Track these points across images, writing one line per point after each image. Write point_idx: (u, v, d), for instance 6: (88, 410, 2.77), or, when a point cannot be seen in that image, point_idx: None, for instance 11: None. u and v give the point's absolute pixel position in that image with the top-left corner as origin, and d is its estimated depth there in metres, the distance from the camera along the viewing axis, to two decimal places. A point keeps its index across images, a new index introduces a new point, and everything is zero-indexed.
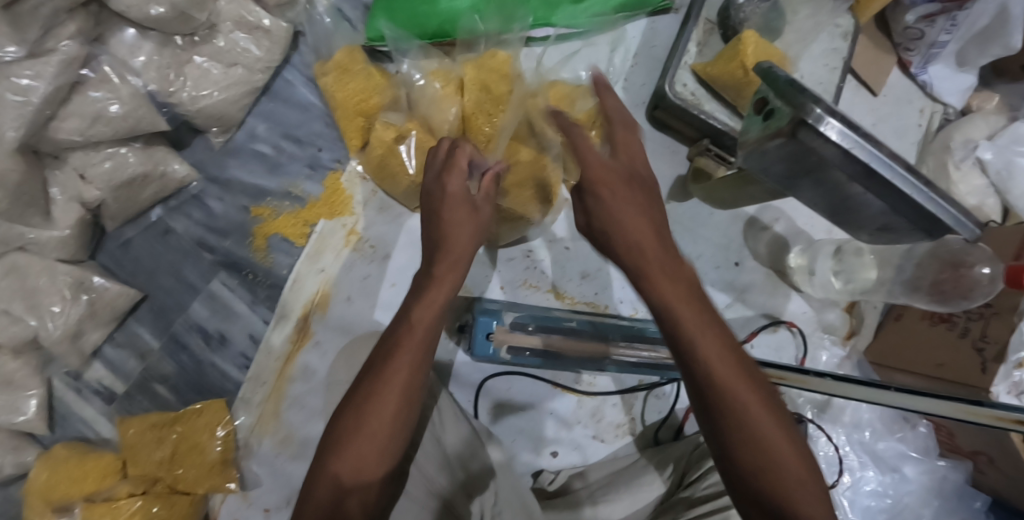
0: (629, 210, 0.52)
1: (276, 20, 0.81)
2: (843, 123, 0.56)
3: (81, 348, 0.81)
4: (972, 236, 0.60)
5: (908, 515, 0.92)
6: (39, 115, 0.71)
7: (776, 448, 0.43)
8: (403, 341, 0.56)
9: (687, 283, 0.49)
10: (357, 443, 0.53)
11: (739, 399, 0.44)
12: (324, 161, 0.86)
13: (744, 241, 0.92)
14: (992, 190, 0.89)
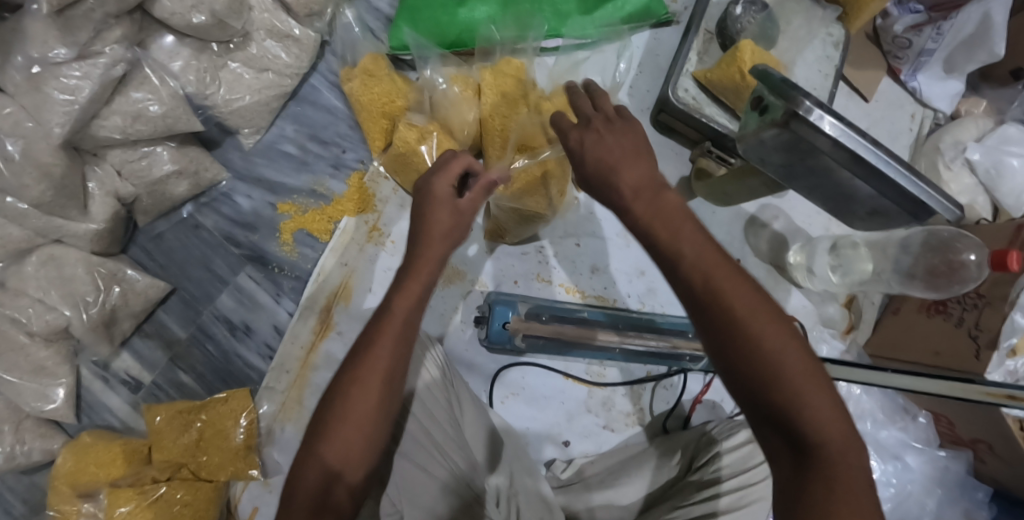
0: (609, 151, 0.56)
1: (305, 29, 0.87)
2: (833, 116, 0.60)
3: (112, 337, 0.84)
4: (954, 217, 0.62)
5: (912, 504, 0.98)
6: (84, 113, 0.75)
7: (772, 350, 0.46)
8: (383, 331, 0.59)
9: (680, 215, 0.51)
10: (341, 435, 0.57)
11: (731, 306, 0.47)
12: (348, 162, 0.91)
13: (745, 238, 0.97)
14: (981, 189, 0.97)
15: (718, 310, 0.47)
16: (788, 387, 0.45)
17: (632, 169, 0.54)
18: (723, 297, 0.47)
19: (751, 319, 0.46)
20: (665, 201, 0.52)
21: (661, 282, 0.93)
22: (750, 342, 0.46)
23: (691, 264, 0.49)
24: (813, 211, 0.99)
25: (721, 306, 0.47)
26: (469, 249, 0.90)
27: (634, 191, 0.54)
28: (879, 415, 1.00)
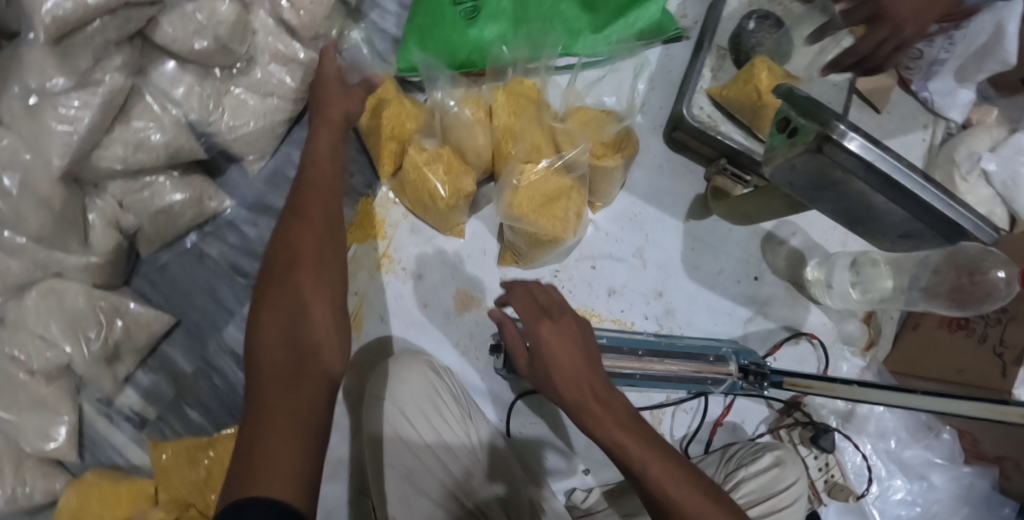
0: (565, 351, 0.56)
1: (310, 52, 0.84)
2: (865, 137, 0.58)
3: (114, 373, 0.82)
4: (991, 240, 0.61)
5: None
6: (85, 143, 0.73)
7: None
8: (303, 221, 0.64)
9: (633, 424, 0.55)
10: (287, 315, 0.57)
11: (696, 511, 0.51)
12: (357, 188, 0.87)
13: (762, 256, 0.95)
14: (998, 200, 0.97)
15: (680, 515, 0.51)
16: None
17: (586, 373, 0.56)
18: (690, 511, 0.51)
19: None
20: (620, 408, 0.56)
21: (679, 302, 0.91)
22: None
23: (654, 477, 0.52)
24: (829, 226, 0.97)
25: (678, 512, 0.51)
26: (483, 274, 0.88)
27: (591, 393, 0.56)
28: (903, 434, 0.97)
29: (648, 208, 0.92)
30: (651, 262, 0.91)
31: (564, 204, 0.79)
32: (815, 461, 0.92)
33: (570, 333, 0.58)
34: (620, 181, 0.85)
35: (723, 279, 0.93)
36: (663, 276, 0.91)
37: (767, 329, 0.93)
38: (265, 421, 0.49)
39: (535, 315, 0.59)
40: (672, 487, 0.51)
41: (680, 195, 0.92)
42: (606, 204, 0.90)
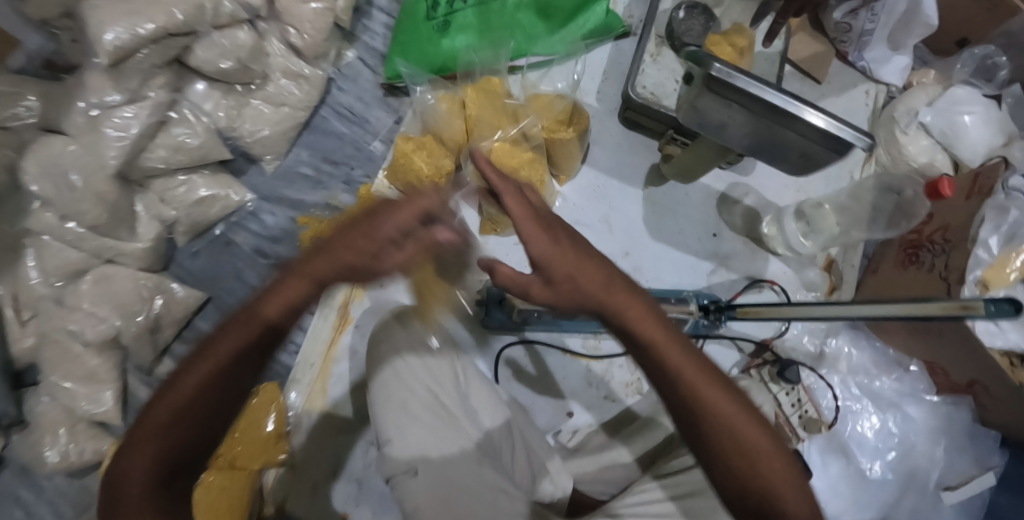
0: (589, 274, 0.58)
1: (313, 69, 1.01)
2: (739, 69, 0.69)
3: (155, 343, 0.95)
4: (867, 145, 0.68)
5: (914, 452, 1.03)
6: (136, 147, 0.90)
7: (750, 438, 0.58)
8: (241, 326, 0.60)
9: (671, 337, 0.59)
10: (168, 409, 0.57)
11: (722, 412, 0.57)
12: (357, 177, 1.03)
13: (719, 216, 1.05)
14: (939, 147, 1.08)
15: (700, 403, 0.58)
16: (758, 466, 0.57)
17: (615, 295, 0.59)
18: (717, 414, 0.57)
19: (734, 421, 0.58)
20: (649, 319, 0.59)
21: (645, 260, 1.01)
22: (738, 440, 0.57)
23: (693, 388, 0.58)
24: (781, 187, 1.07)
25: (697, 399, 0.58)
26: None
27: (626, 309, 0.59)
28: (873, 369, 1.05)
29: (610, 180, 1.03)
30: (618, 228, 1.01)
31: (523, 173, 0.91)
32: (787, 397, 0.99)
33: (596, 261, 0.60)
34: (579, 153, 0.98)
35: (684, 239, 1.02)
36: (630, 239, 1.01)
37: (730, 280, 1.02)
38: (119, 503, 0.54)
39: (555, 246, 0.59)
40: (701, 386, 0.58)
41: (638, 166, 1.04)
42: (572, 177, 1.02)
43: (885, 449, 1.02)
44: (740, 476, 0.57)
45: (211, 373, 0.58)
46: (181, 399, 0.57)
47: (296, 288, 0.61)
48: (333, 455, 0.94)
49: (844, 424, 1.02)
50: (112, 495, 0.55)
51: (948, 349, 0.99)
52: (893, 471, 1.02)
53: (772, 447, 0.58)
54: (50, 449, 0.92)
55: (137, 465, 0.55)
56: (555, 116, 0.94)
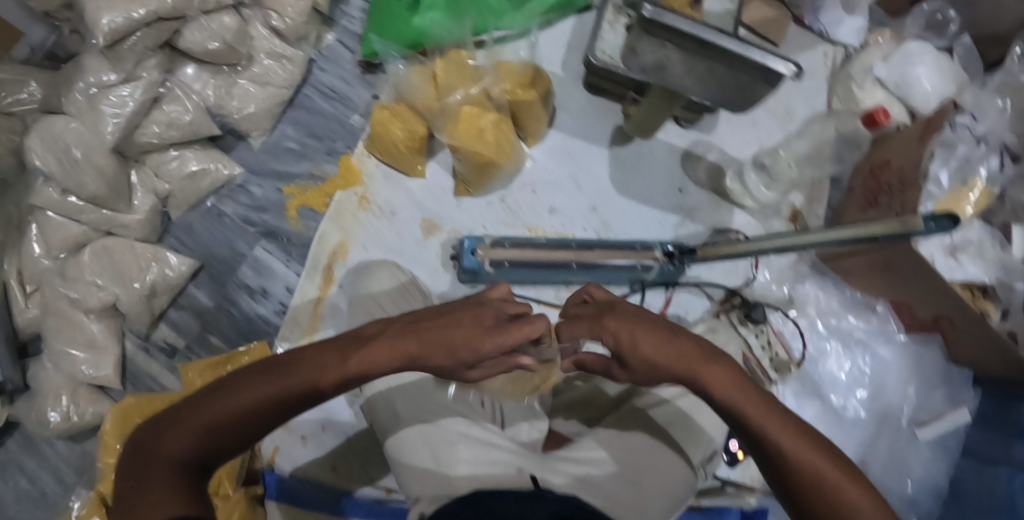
0: (643, 335, 0.63)
1: (295, 50, 1.08)
2: (673, 13, 0.73)
3: (152, 309, 1.01)
4: (787, 70, 0.72)
5: (885, 389, 1.06)
6: (131, 123, 0.97)
7: (847, 494, 0.57)
8: (318, 366, 0.61)
9: (747, 387, 0.62)
10: (216, 409, 0.59)
11: (812, 464, 0.58)
12: (339, 149, 1.08)
13: (684, 171, 1.10)
14: (896, 100, 1.11)
15: (795, 468, 0.59)
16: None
17: (675, 348, 0.63)
18: (804, 463, 0.58)
19: (825, 474, 0.58)
20: (734, 386, 0.61)
21: (612, 216, 1.06)
22: (832, 493, 0.57)
23: (779, 440, 0.59)
24: (744, 143, 1.13)
25: (790, 463, 0.59)
26: (443, 205, 1.05)
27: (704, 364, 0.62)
28: (841, 311, 1.09)
29: (577, 141, 1.09)
30: (586, 186, 1.07)
31: (490, 132, 0.96)
32: (756, 339, 1.03)
33: (661, 329, 0.64)
34: (544, 115, 1.03)
35: (652, 194, 1.08)
36: (598, 196, 1.07)
37: (696, 231, 1.07)
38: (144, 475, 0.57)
39: (619, 321, 0.64)
40: (785, 440, 0.59)
41: (603, 129, 1.10)
42: (540, 140, 1.08)
43: (855, 387, 1.06)
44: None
45: (276, 389, 0.60)
46: (239, 402, 0.59)
47: (380, 344, 0.62)
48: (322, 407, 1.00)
49: (814, 364, 1.06)
50: (141, 458, 0.58)
51: (913, 286, 0.99)
52: (866, 410, 1.06)
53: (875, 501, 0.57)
54: (52, 410, 0.95)
55: (172, 444, 0.58)
56: (518, 79, 1.00)
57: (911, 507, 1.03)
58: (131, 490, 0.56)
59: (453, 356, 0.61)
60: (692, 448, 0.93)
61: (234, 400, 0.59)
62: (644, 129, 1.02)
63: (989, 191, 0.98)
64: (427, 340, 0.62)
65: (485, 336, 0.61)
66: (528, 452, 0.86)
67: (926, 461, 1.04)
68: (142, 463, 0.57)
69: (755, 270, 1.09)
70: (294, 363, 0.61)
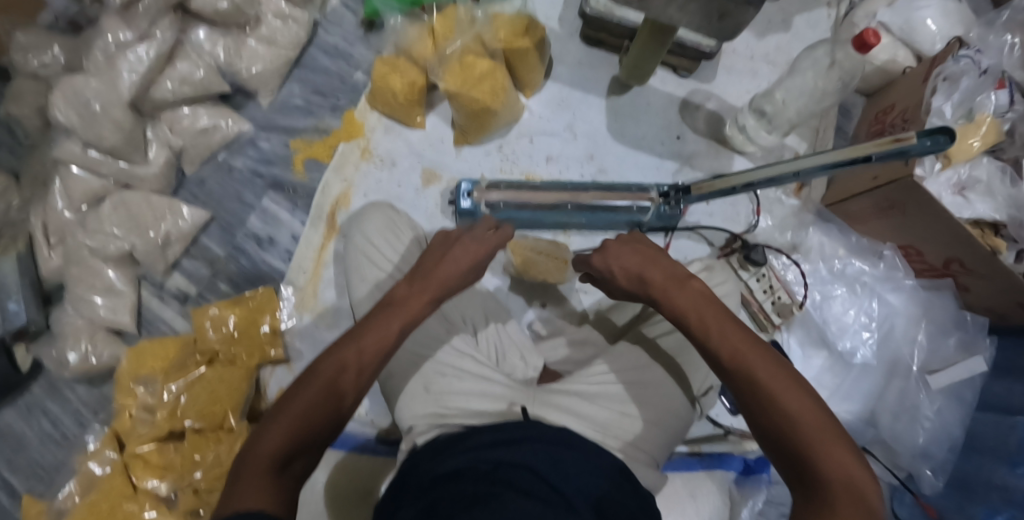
0: (629, 257, 0.73)
1: (300, 11, 1.13)
2: None
3: (166, 258, 1.06)
4: None
5: (896, 335, 1.03)
6: (146, 79, 1.01)
7: (786, 402, 0.59)
8: (368, 325, 0.68)
9: (710, 303, 0.67)
10: (303, 398, 0.61)
11: (756, 372, 0.60)
12: (342, 105, 1.14)
13: (682, 121, 1.13)
14: (901, 45, 1.06)
15: (744, 381, 0.61)
16: (807, 431, 0.57)
17: (658, 272, 0.71)
18: (750, 369, 0.61)
19: (772, 385, 0.59)
20: (699, 309, 0.67)
21: (608, 162, 1.11)
22: (773, 400, 0.59)
23: (727, 346, 0.63)
24: (741, 93, 1.15)
25: (745, 381, 0.61)
26: (443, 154, 1.12)
27: (673, 282, 0.70)
28: (849, 256, 1.07)
29: (572, 92, 1.14)
30: (581, 134, 1.13)
31: (486, 78, 1.00)
32: (757, 283, 1.02)
33: (643, 253, 0.73)
34: (539, 61, 1.06)
35: (648, 141, 1.12)
36: (593, 143, 1.12)
37: (693, 177, 1.11)
38: (246, 468, 0.57)
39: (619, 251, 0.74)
40: (733, 347, 0.62)
41: (599, 78, 1.15)
42: (537, 92, 1.14)
43: (863, 333, 1.03)
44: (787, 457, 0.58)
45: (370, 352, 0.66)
46: (321, 386, 0.62)
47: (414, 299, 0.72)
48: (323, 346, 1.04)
49: (819, 311, 1.05)
50: (242, 459, 0.58)
51: (919, 226, 0.96)
52: (876, 358, 1.04)
53: (821, 423, 0.57)
54: (72, 351, 0.99)
55: (266, 440, 0.58)
56: (513, 27, 1.02)
57: (923, 458, 0.99)
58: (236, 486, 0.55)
59: (453, 287, 0.76)
60: (690, 381, 0.90)
61: (309, 385, 0.62)
62: (636, 76, 1.08)
63: (997, 124, 0.95)
64: (446, 273, 0.75)
65: (463, 262, 0.76)
66: (522, 386, 0.87)
67: (939, 410, 1.00)
68: (244, 461, 0.58)
69: (756, 217, 1.09)
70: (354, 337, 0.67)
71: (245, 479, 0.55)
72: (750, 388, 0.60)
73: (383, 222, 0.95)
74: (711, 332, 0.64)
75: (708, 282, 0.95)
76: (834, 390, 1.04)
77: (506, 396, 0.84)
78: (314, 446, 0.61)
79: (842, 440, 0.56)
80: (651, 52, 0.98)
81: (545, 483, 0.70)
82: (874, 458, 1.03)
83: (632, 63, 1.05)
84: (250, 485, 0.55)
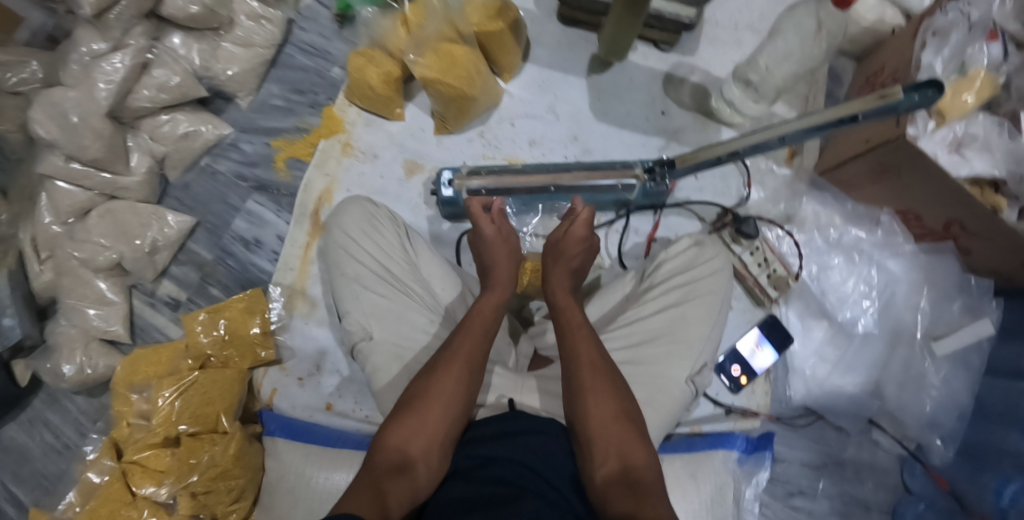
0: (563, 245, 0.86)
1: (274, 10, 1.13)
2: None
3: (155, 265, 1.06)
4: None
5: (897, 302, 1.00)
6: (123, 88, 1.01)
7: (610, 404, 0.73)
8: (468, 329, 0.78)
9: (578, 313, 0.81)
10: (418, 409, 0.71)
11: (597, 375, 0.74)
12: (322, 101, 1.14)
13: (666, 95, 1.11)
14: (888, 3, 1.02)
15: (578, 377, 0.74)
16: (618, 432, 0.71)
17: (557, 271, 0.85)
18: (587, 365, 0.75)
19: (595, 388, 0.73)
20: (577, 313, 0.81)
21: (594, 142, 1.10)
22: (590, 397, 0.73)
23: (576, 350, 0.77)
24: (728, 63, 1.12)
25: (578, 379, 0.74)
26: (424, 144, 1.11)
27: (558, 285, 0.84)
28: (846, 225, 1.03)
29: (553, 73, 1.13)
30: (563, 116, 1.12)
31: (456, 63, 1.01)
32: (752, 257, 1.00)
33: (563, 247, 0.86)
34: (514, 43, 1.07)
35: (632, 119, 1.11)
36: (576, 124, 1.11)
37: (681, 152, 1.09)
38: (363, 484, 0.65)
39: (554, 241, 0.88)
40: (583, 351, 0.76)
41: (579, 58, 1.13)
42: (516, 76, 1.13)
43: (863, 302, 1.01)
44: (597, 451, 0.70)
45: (462, 356, 0.75)
46: (433, 396, 0.72)
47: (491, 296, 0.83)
48: (316, 344, 1.04)
49: (818, 285, 1.02)
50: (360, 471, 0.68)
51: (915, 188, 0.93)
52: (878, 326, 1.00)
53: (625, 417, 0.72)
54: (67, 363, 1.00)
55: (390, 441, 0.69)
56: (485, 11, 1.04)
57: (931, 428, 0.97)
58: (349, 494, 0.63)
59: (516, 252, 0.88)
60: (684, 361, 0.85)
61: (418, 392, 0.73)
62: (616, 51, 1.06)
63: (993, 78, 0.90)
64: (500, 277, 0.86)
65: (486, 229, 0.88)
66: (509, 374, 0.86)
67: (947, 380, 0.97)
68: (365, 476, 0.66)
69: (747, 188, 1.06)
70: (449, 349, 0.76)
71: (370, 478, 0.65)
72: (581, 382, 0.74)
73: (362, 216, 0.94)
74: (573, 335, 0.78)
75: (698, 258, 0.93)
76: (835, 362, 1.01)
77: (493, 387, 0.84)
78: (428, 454, 0.69)
79: (645, 441, 0.72)
80: (628, 24, 0.97)
81: (541, 478, 0.69)
82: (880, 429, 1.01)
83: (609, 36, 1.02)
84: (359, 490, 0.63)
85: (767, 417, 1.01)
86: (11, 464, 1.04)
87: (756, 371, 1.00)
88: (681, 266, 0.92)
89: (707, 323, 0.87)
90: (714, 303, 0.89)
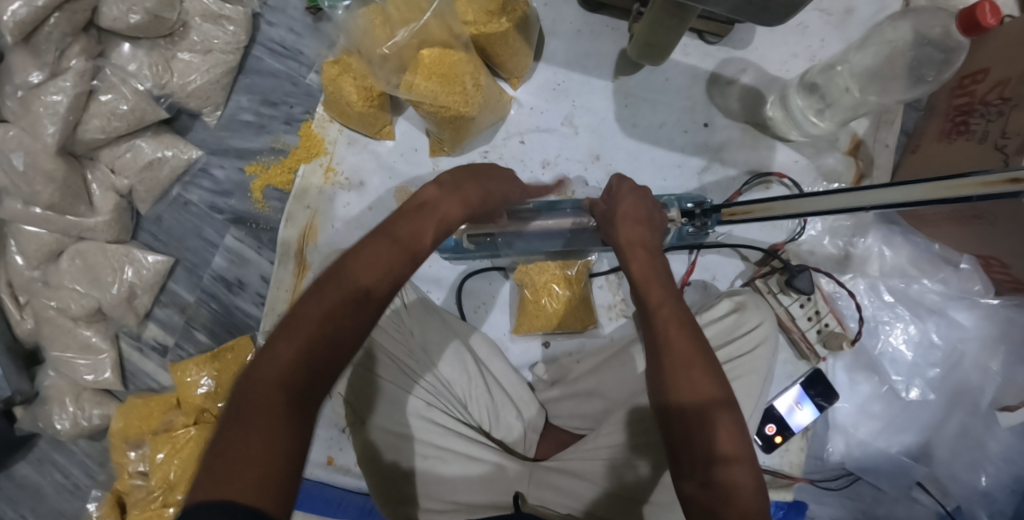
0: (631, 203, 0.73)
1: (233, 6, 0.95)
2: None
3: (135, 310, 0.98)
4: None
5: (967, 365, 0.86)
6: (68, 121, 0.88)
7: (698, 379, 0.60)
8: (402, 235, 0.61)
9: (660, 275, 0.68)
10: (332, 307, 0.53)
11: (680, 346, 0.62)
12: (297, 115, 0.99)
13: (710, 100, 0.92)
14: None
15: (665, 353, 0.63)
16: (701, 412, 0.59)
17: (628, 226, 0.71)
18: (664, 335, 0.64)
19: (688, 364, 0.61)
20: (654, 276, 0.68)
21: (619, 162, 0.93)
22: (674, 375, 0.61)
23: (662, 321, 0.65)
24: (790, 57, 0.92)
25: (662, 354, 0.63)
26: (418, 168, 0.97)
27: (629, 244, 0.71)
28: (910, 269, 0.88)
29: (570, 74, 0.95)
30: (583, 128, 0.94)
31: (446, 77, 0.82)
32: (801, 310, 0.86)
33: (641, 205, 0.73)
34: (519, 41, 0.87)
35: (667, 132, 0.93)
36: (597, 138, 0.94)
37: (727, 178, 0.91)
38: (257, 404, 0.47)
39: (628, 204, 0.73)
40: (667, 327, 0.64)
41: (603, 55, 0.94)
42: (525, 79, 0.95)
43: (923, 363, 0.87)
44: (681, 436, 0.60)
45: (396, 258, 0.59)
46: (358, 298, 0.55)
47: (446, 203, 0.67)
48: None
49: (871, 337, 0.88)
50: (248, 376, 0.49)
51: (1009, 239, 0.76)
52: (935, 390, 0.87)
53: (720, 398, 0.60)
54: (59, 418, 0.96)
55: (292, 352, 0.50)
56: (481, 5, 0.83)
57: (983, 500, 0.86)
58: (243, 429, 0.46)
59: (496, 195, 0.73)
60: None
61: (328, 310, 0.53)
62: (651, 54, 0.87)
63: None
64: (471, 197, 0.70)
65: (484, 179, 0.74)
66: (516, 463, 0.79)
67: (1011, 451, 0.84)
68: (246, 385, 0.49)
69: (802, 223, 0.90)
70: (372, 249, 0.58)
71: (260, 406, 0.47)
72: (667, 357, 0.62)
73: None
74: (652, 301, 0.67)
75: (740, 325, 0.80)
76: (886, 423, 0.88)
77: (498, 483, 0.77)
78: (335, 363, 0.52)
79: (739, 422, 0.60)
80: (671, 23, 0.77)
81: None
82: (923, 489, 0.89)
83: (646, 36, 0.83)
84: (261, 419, 0.47)
85: (800, 479, 0.90)
86: (11, 512, 1.02)
87: (793, 429, 0.89)
88: (718, 338, 0.79)
89: (745, 411, 0.76)
90: (756, 383, 0.77)
